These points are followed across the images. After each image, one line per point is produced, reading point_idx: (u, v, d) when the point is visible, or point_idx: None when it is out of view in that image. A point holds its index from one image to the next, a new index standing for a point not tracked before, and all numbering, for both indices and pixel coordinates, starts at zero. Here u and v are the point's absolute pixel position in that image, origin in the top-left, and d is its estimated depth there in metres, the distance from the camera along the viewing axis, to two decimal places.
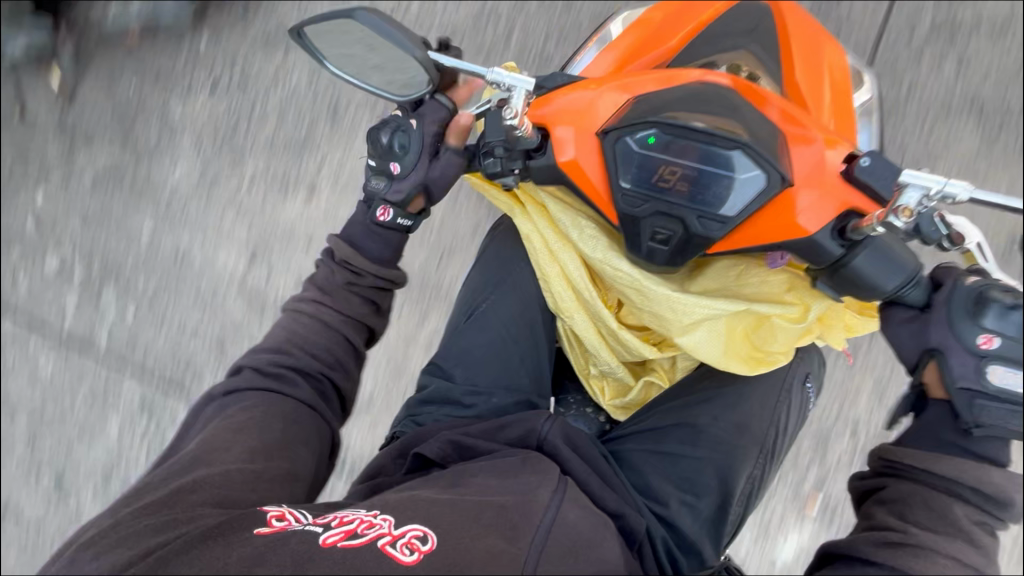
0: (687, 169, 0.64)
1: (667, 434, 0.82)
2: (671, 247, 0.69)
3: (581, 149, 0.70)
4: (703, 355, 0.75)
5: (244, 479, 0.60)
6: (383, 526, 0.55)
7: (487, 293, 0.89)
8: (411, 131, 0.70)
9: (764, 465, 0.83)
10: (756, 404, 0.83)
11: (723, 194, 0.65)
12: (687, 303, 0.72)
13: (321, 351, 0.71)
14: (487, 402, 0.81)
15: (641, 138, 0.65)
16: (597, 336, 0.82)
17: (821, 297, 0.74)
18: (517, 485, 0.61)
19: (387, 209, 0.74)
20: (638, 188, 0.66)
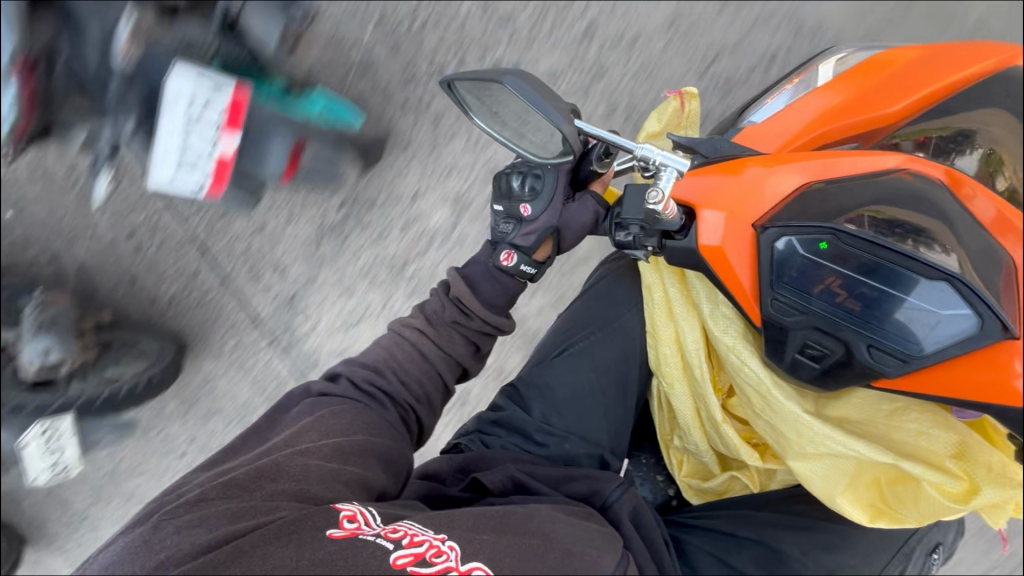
0: (864, 288, 0.58)
1: (742, 547, 0.76)
2: (822, 366, 0.62)
3: (728, 238, 0.63)
4: (813, 485, 0.67)
5: (322, 475, 0.61)
6: (451, 558, 0.55)
7: (589, 330, 0.88)
8: (545, 178, 0.77)
9: None
10: (860, 556, 0.75)
11: (897, 326, 0.57)
12: (815, 431, 0.64)
13: (415, 383, 0.76)
14: (559, 445, 0.82)
15: (809, 241, 0.59)
16: (694, 416, 0.78)
17: (996, 484, 0.60)
18: (586, 543, 0.61)
19: (511, 255, 0.79)
20: (793, 295, 0.60)
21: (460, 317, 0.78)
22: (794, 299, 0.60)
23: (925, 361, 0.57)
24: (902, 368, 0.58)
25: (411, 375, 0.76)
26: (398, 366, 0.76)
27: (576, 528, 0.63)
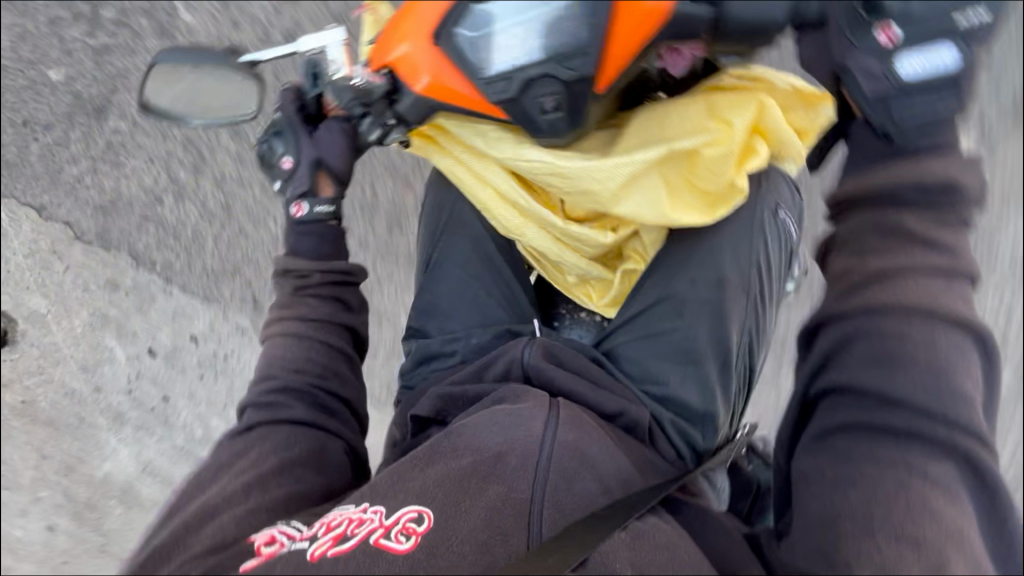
0: (520, 22, 0.62)
1: (653, 315, 0.82)
2: (565, 110, 0.66)
3: (428, 68, 0.70)
4: (644, 214, 0.70)
5: (239, 516, 0.59)
6: (373, 520, 0.56)
7: (436, 242, 0.98)
8: (287, 131, 0.84)
9: (755, 310, 0.82)
10: (728, 250, 0.80)
11: (569, 27, 0.60)
12: (604, 168, 0.68)
13: (309, 364, 0.76)
14: (466, 344, 0.91)
15: (467, 21, 0.64)
16: (556, 243, 0.86)
17: (742, 109, 0.66)
18: (509, 422, 0.65)
19: (300, 204, 0.84)
20: (495, 75, 0.64)
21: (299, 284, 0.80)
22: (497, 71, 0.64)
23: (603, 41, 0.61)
24: (603, 63, 0.62)
25: (299, 364, 0.76)
26: (281, 372, 0.75)
27: (501, 419, 0.65)
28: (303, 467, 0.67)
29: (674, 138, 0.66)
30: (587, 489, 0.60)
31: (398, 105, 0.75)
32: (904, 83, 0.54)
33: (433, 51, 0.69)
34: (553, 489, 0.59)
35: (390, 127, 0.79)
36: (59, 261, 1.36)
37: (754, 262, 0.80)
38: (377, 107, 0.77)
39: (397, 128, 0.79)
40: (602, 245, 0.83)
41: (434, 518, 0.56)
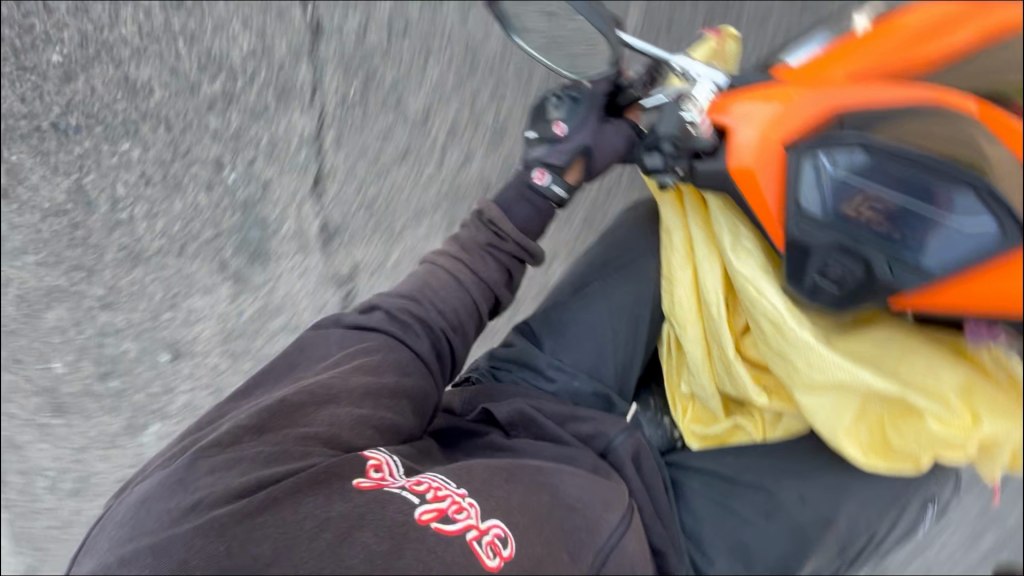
0: (889, 202, 0.60)
1: (742, 493, 0.82)
2: (843, 290, 0.65)
3: (757, 160, 0.68)
4: (815, 416, 0.72)
5: (355, 421, 0.60)
6: (471, 516, 0.55)
7: (601, 273, 0.94)
8: (582, 98, 0.77)
9: (832, 562, 0.81)
10: (852, 503, 0.79)
11: (923, 242, 0.60)
12: (826, 361, 0.68)
13: (446, 316, 0.73)
14: (567, 382, 0.88)
15: (837, 158, 0.63)
16: (704, 355, 0.83)
17: (998, 418, 0.64)
18: (597, 490, 0.63)
19: (543, 173, 0.78)
20: (817, 215, 0.63)
21: (490, 242, 0.77)
22: (818, 215, 0.63)
23: (947, 279, 0.59)
24: (920, 289, 0.61)
25: (434, 312, 0.72)
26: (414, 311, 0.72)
27: (590, 482, 0.64)
28: (407, 403, 0.66)
29: (912, 389, 0.66)
30: None
31: (697, 165, 0.74)
32: None
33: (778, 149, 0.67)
34: None
35: (671, 174, 0.76)
36: (268, 37, 1.33)
37: (862, 525, 0.79)
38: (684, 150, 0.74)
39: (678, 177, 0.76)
40: (743, 394, 0.81)
41: (516, 548, 0.55)
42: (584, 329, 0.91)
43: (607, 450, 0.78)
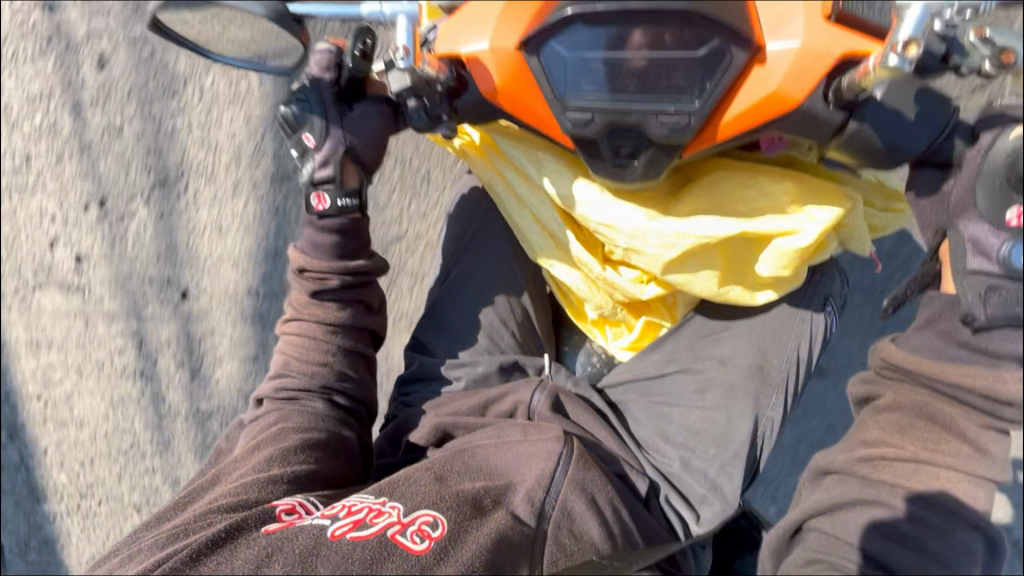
0: (635, 62, 0.60)
1: (670, 380, 0.87)
2: (640, 160, 0.67)
3: (508, 74, 0.67)
4: (693, 284, 0.79)
5: (252, 482, 0.63)
6: (391, 514, 0.56)
7: (457, 257, 0.96)
8: (312, 96, 0.72)
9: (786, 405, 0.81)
10: (769, 336, 0.83)
11: (679, 83, 0.61)
12: (668, 232, 0.74)
13: (320, 363, 0.76)
14: (471, 371, 0.90)
15: (569, 41, 0.62)
16: (587, 281, 0.86)
17: (824, 203, 0.72)
18: (513, 458, 0.66)
19: (320, 197, 0.75)
20: (581, 101, 0.63)
21: (318, 289, 0.77)
22: (582, 102, 0.63)
23: (710, 107, 0.62)
24: (695, 130, 0.64)
25: (311, 366, 0.76)
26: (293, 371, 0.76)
27: (510, 450, 0.67)
28: (308, 452, 0.69)
29: (751, 218, 0.73)
30: (579, 543, 0.60)
31: (459, 104, 0.73)
32: (1010, 270, 0.52)
33: (520, 68, 0.67)
34: (556, 531, 0.60)
35: (443, 121, 0.75)
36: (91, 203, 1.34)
37: (788, 364, 0.82)
38: (434, 98, 0.71)
39: (450, 121, 0.75)
40: (632, 296, 0.85)
41: (448, 525, 0.56)
42: (472, 315, 0.93)
43: (530, 415, 0.84)
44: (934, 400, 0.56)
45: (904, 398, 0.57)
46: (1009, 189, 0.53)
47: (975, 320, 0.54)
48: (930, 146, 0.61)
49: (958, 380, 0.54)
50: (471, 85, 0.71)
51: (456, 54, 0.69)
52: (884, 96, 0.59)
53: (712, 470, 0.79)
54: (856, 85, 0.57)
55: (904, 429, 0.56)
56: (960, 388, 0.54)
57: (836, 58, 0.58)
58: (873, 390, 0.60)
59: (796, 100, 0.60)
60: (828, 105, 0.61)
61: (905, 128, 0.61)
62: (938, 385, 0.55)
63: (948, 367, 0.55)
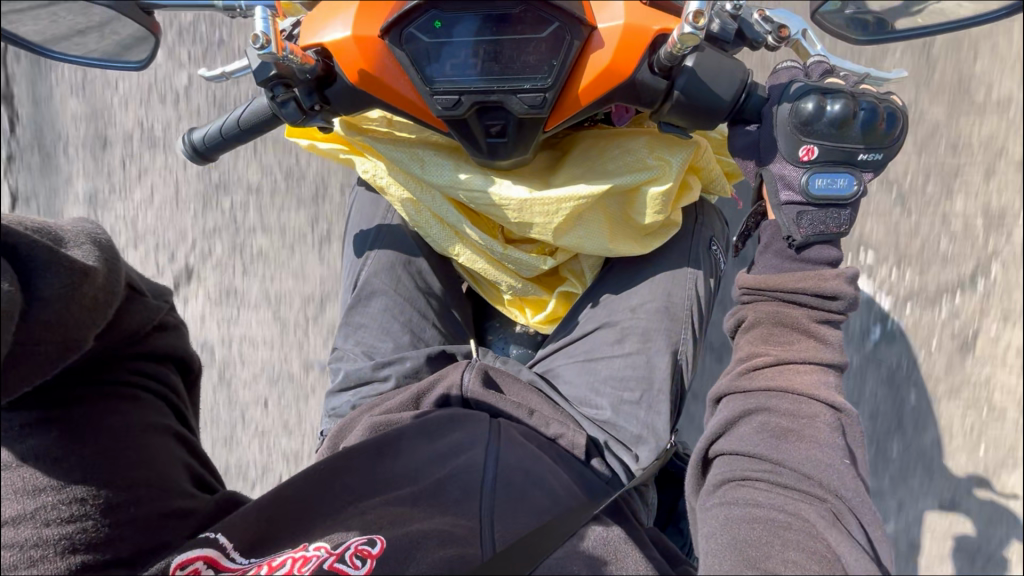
0: (486, 44, 0.62)
1: (593, 343, 0.87)
2: (508, 137, 0.69)
3: (379, 67, 0.66)
4: (587, 245, 0.81)
5: (153, 520, 0.57)
6: (319, 554, 0.56)
7: (364, 254, 0.96)
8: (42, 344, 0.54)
9: (694, 339, 0.86)
10: (667, 279, 0.86)
11: (532, 63, 0.63)
12: (549, 200, 0.76)
13: (135, 398, 0.60)
14: (400, 368, 0.85)
15: (425, 25, 0.62)
16: (492, 263, 0.88)
17: (679, 151, 0.77)
18: (448, 451, 0.65)
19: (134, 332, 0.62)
20: (442, 87, 0.64)
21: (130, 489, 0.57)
22: (450, 84, 0.64)
23: (561, 83, 0.64)
24: (552, 104, 0.65)
25: (123, 393, 0.59)
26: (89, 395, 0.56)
27: (437, 441, 0.67)
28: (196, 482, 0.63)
29: (621, 175, 0.77)
30: (528, 527, 0.60)
31: (327, 94, 0.70)
32: (811, 196, 0.63)
33: (388, 61, 0.66)
34: (504, 514, 0.60)
35: (313, 113, 0.71)
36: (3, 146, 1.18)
37: (689, 305, 0.86)
38: (302, 87, 0.68)
39: (322, 112, 0.72)
40: (538, 269, 0.88)
41: (388, 539, 0.57)
42: (385, 314, 0.92)
43: (463, 399, 0.76)
44: (781, 307, 0.63)
45: (764, 311, 0.63)
46: (797, 132, 0.62)
47: (794, 241, 0.65)
48: (732, 111, 0.65)
49: (796, 287, 0.62)
50: (337, 74, 0.68)
51: (319, 44, 0.67)
52: (696, 66, 0.62)
53: (642, 413, 0.81)
54: (669, 55, 0.60)
55: (765, 339, 0.63)
56: (792, 291, 0.62)
57: (656, 32, 0.62)
58: (739, 316, 0.65)
59: (630, 69, 0.63)
60: (653, 74, 0.63)
61: (711, 96, 0.63)
62: (782, 295, 0.63)
63: (786, 278, 0.63)
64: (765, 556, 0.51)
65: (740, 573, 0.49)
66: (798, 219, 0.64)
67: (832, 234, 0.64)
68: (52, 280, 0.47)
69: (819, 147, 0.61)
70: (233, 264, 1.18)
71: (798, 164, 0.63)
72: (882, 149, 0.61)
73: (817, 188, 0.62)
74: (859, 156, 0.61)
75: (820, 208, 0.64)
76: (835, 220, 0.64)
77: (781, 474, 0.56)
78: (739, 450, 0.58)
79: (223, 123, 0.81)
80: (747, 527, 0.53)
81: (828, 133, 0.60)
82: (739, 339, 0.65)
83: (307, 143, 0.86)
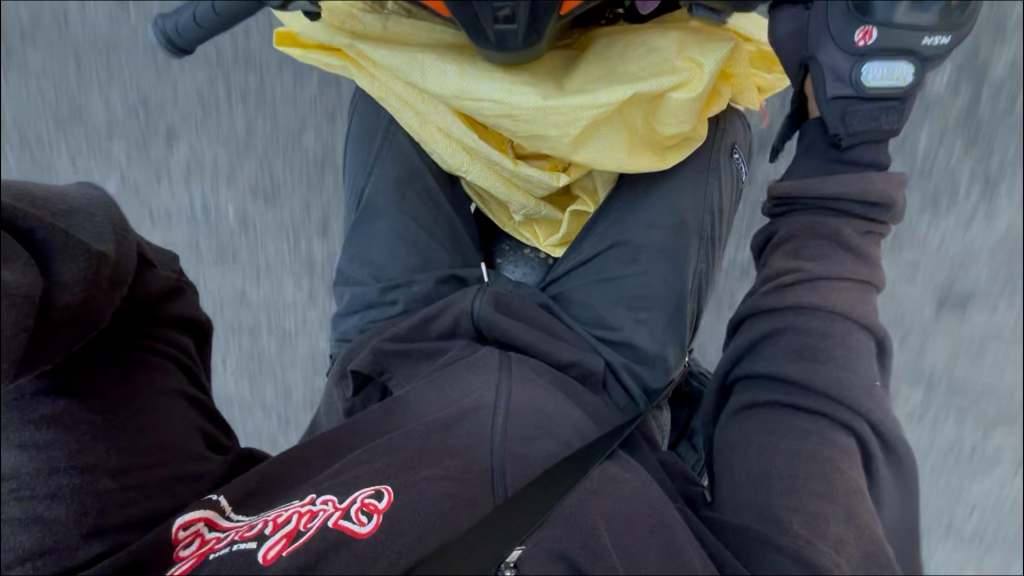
0: None
1: (606, 260, 0.81)
2: (519, 22, 0.64)
3: None
4: (604, 161, 0.73)
5: (168, 483, 0.58)
6: (327, 508, 0.54)
7: (367, 171, 0.91)
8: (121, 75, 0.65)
9: (707, 255, 0.82)
10: (688, 192, 0.80)
11: None
12: (565, 110, 0.68)
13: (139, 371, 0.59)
14: (408, 290, 0.84)
15: None
16: (501, 180, 0.82)
17: (711, 51, 0.68)
18: (460, 393, 0.62)
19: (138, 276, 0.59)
20: None
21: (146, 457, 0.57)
22: None
23: None
24: None
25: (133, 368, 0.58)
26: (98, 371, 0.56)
27: (450, 382, 0.63)
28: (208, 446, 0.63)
29: (643, 78, 0.68)
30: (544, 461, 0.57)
31: None
32: (864, 91, 0.59)
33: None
34: (513, 461, 0.55)
35: None
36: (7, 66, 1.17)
37: (710, 208, 0.81)
38: None
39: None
40: (551, 187, 0.81)
41: (395, 491, 0.54)
42: (389, 233, 0.87)
43: (475, 326, 0.74)
44: (818, 218, 0.60)
45: (798, 225, 0.61)
46: (856, 13, 0.58)
47: (841, 141, 0.61)
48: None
49: (838, 193, 0.59)
50: None
51: None
52: None
53: (663, 333, 0.78)
54: None
55: (797, 255, 0.60)
56: (833, 198, 0.60)
57: None
58: (773, 229, 0.63)
59: None
60: None
61: None
62: (818, 204, 0.61)
63: (827, 183, 0.60)
64: (789, 491, 0.49)
65: (771, 507, 0.49)
66: (844, 117, 0.60)
67: (884, 135, 0.60)
68: (67, 266, 0.44)
69: (878, 29, 0.57)
70: (203, 230, 1.21)
71: (852, 52, 0.59)
72: (949, 32, 0.56)
73: (872, 80, 0.58)
74: (922, 42, 0.56)
75: (872, 106, 0.59)
76: (890, 117, 0.59)
77: (808, 398, 0.53)
78: (771, 372, 0.55)
79: (196, 8, 0.73)
80: (769, 462, 0.51)
81: (890, 14, 0.56)
82: (769, 257, 0.63)
83: (302, 54, 0.79)
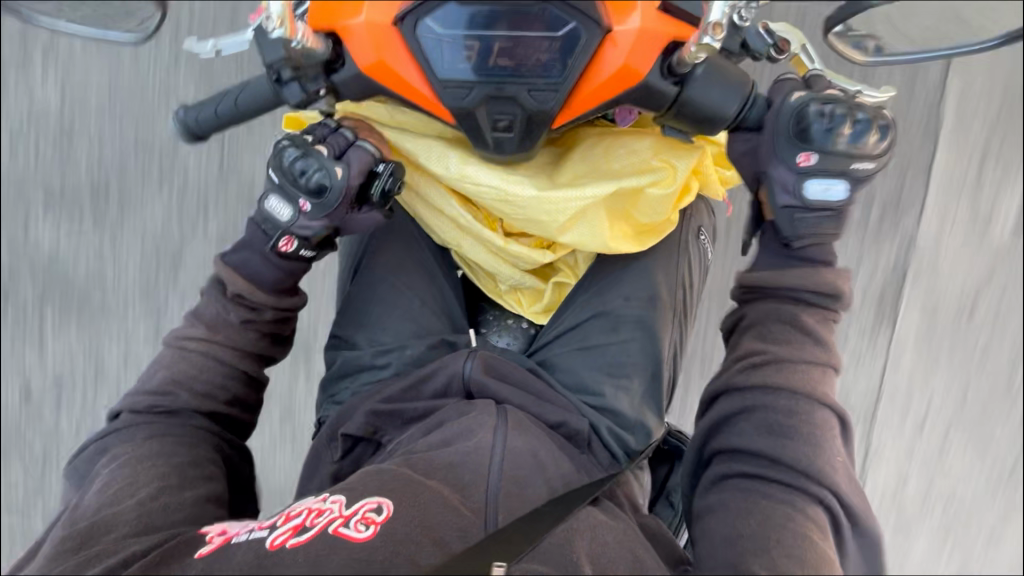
0: (501, 40, 0.63)
1: (588, 328, 0.88)
2: (516, 132, 0.69)
3: (383, 49, 0.67)
4: (588, 243, 0.82)
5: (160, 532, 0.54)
6: (333, 510, 0.57)
7: (366, 240, 0.98)
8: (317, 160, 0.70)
9: (680, 326, 0.91)
10: (662, 272, 0.89)
11: (543, 61, 0.64)
12: (558, 198, 0.78)
13: (218, 390, 0.76)
14: (400, 356, 0.90)
15: (441, 17, 0.64)
16: (492, 255, 0.90)
17: (681, 156, 0.80)
18: (462, 445, 0.63)
19: (290, 241, 0.75)
20: (456, 78, 0.65)
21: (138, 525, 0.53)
22: (458, 75, 0.65)
23: (572, 81, 0.65)
24: (563, 99, 0.67)
25: (211, 389, 0.76)
26: (192, 380, 0.75)
27: (448, 434, 0.67)
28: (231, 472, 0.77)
29: (623, 175, 0.79)
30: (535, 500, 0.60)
31: (335, 80, 0.71)
32: (806, 201, 0.68)
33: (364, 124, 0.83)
34: (509, 495, 0.59)
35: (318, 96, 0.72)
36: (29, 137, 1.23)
37: (681, 285, 0.91)
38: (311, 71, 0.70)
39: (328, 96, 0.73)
40: (537, 262, 0.90)
41: (395, 506, 0.56)
42: (386, 298, 0.94)
43: (465, 386, 0.78)
44: (782, 305, 0.68)
45: (763, 311, 0.69)
46: (797, 141, 0.66)
47: (792, 244, 0.70)
48: (738, 119, 0.69)
49: (792, 279, 0.68)
50: (348, 60, 0.70)
51: (332, 29, 0.68)
52: (705, 74, 0.66)
53: (638, 398, 0.85)
54: (684, 62, 0.65)
55: (763, 337, 0.67)
56: (794, 287, 0.68)
57: (668, 39, 0.65)
58: (738, 315, 0.70)
59: (640, 73, 0.65)
60: (664, 77, 0.66)
61: (716, 101, 0.67)
62: (785, 292, 0.69)
63: (786, 278, 0.69)
64: (759, 550, 0.55)
65: (745, 565, 0.54)
66: (794, 224, 0.69)
67: (825, 236, 0.70)
68: None
69: (818, 154, 0.66)
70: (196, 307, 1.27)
71: (796, 169, 0.68)
72: (872, 159, 0.66)
73: (812, 193, 0.68)
74: (852, 165, 0.66)
75: (815, 214, 0.69)
76: (828, 224, 0.69)
77: (780, 472, 0.59)
78: (750, 450, 0.61)
79: (219, 102, 0.76)
80: (741, 523, 0.57)
81: (829, 142, 0.65)
82: (736, 338, 0.70)
83: None
